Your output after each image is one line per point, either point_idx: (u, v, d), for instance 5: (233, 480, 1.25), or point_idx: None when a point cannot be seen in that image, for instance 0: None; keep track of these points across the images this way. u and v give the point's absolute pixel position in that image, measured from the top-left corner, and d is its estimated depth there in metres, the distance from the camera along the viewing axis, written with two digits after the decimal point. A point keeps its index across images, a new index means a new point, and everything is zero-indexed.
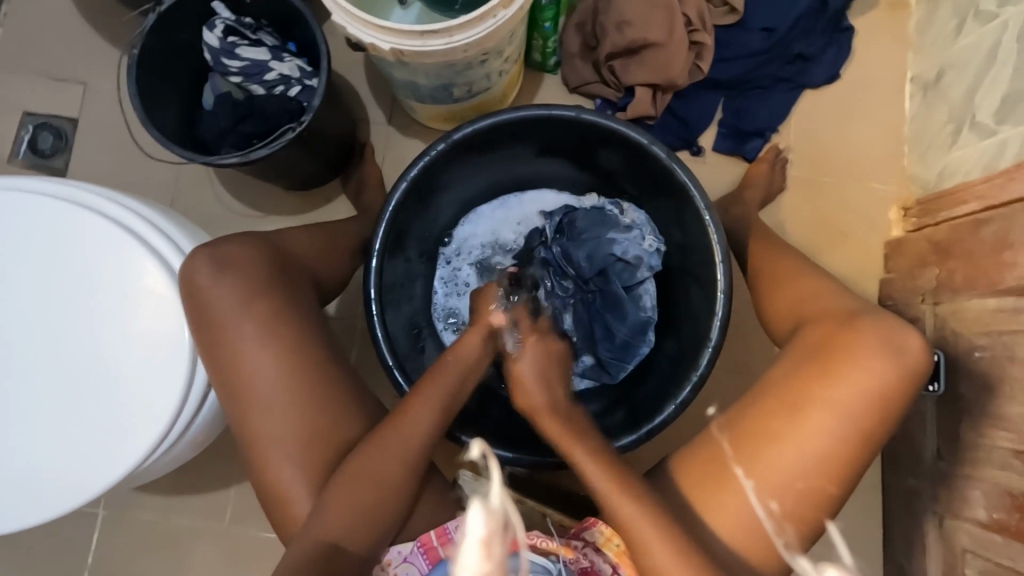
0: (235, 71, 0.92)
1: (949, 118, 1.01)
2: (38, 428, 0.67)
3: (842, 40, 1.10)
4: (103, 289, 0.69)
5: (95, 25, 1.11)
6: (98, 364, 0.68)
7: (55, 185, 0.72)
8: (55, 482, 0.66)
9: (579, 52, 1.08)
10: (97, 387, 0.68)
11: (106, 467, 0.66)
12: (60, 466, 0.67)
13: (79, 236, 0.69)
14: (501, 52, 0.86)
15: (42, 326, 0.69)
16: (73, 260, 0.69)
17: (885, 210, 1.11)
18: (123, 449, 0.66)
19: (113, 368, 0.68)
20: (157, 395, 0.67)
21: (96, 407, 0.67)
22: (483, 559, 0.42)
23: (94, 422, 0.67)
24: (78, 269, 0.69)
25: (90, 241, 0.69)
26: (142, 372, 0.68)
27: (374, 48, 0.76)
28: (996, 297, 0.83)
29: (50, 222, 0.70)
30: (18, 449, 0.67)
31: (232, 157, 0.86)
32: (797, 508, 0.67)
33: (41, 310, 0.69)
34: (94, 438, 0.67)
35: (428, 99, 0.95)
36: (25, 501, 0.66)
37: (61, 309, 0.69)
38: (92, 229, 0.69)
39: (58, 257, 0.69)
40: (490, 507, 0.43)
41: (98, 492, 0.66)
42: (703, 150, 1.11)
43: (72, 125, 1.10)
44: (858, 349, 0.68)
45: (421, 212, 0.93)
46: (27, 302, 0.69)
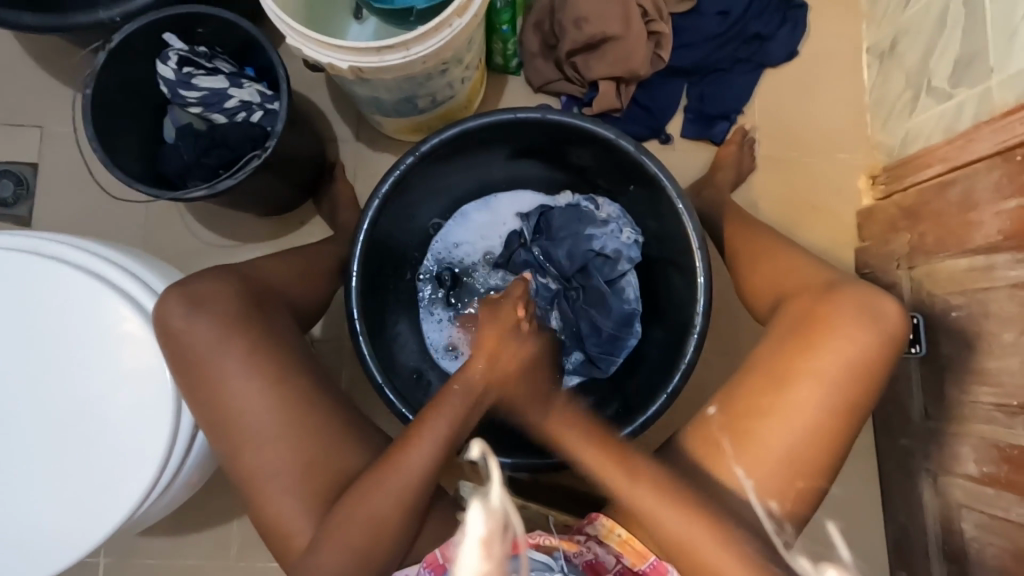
0: (194, 102, 0.90)
1: (907, 85, 1.03)
2: (26, 487, 0.66)
3: (797, 17, 1.12)
4: (78, 339, 0.67)
5: (45, 66, 1.09)
6: (81, 416, 0.67)
7: (19, 237, 0.71)
8: (47, 540, 0.65)
9: (540, 52, 1.08)
10: (82, 439, 0.66)
11: (101, 518, 0.65)
12: (52, 523, 0.65)
13: (48, 288, 0.68)
14: (460, 60, 0.86)
15: (19, 383, 0.67)
16: (45, 311, 0.68)
17: (854, 180, 1.12)
18: (115, 498, 0.65)
19: (97, 418, 0.67)
20: (144, 441, 0.66)
21: (82, 460, 0.66)
22: (483, 559, 0.47)
23: (81, 474, 0.66)
24: (50, 322, 0.68)
25: (60, 292, 0.68)
26: (127, 419, 0.67)
27: (332, 67, 0.75)
28: (967, 257, 0.85)
29: (16, 277, 0.68)
30: (7, 510, 0.66)
31: (199, 190, 0.85)
32: (793, 498, 0.68)
33: (15, 367, 0.67)
34: (83, 491, 0.66)
35: (392, 113, 0.95)
36: (20, 561, 0.65)
37: (36, 362, 0.67)
38: (62, 279, 0.68)
39: (27, 310, 0.68)
40: (490, 507, 0.48)
41: (93, 545, 0.65)
42: (672, 138, 1.12)
43: (32, 171, 1.08)
44: (838, 321, 0.70)
45: (396, 226, 0.92)
46: (2, 359, 0.68)
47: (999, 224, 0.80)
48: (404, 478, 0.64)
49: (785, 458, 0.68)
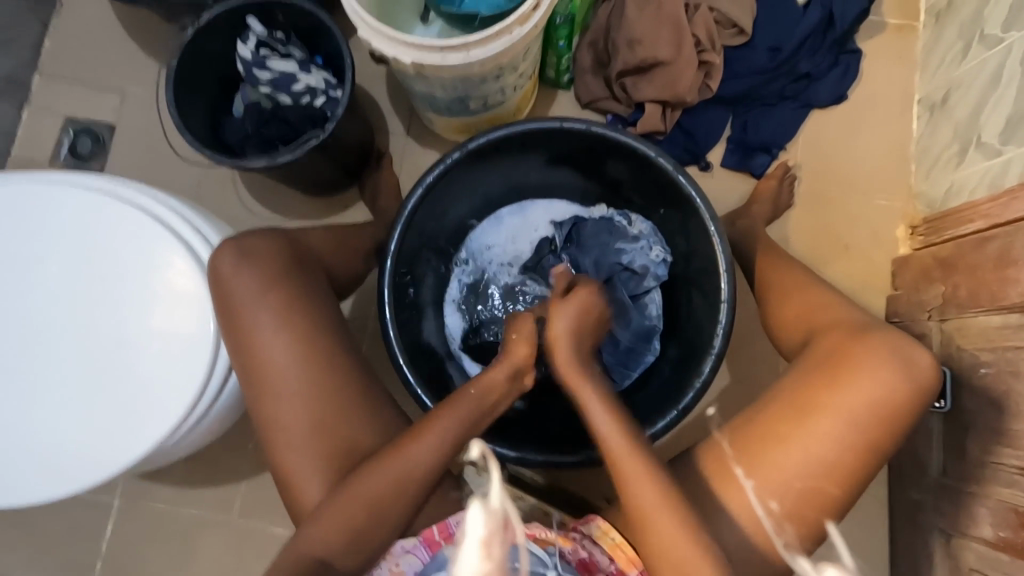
0: (264, 81, 0.97)
1: (955, 138, 1.03)
2: (67, 406, 0.71)
3: (849, 61, 1.13)
4: (136, 279, 0.73)
5: (135, 37, 1.19)
6: (126, 348, 0.72)
7: (96, 181, 0.77)
8: (76, 460, 0.70)
9: (591, 70, 1.12)
10: (125, 369, 0.71)
11: (131, 444, 0.69)
12: (86, 442, 0.70)
13: (115, 229, 0.74)
14: (515, 67, 0.91)
15: (76, 310, 0.73)
16: (108, 248, 0.74)
17: (892, 227, 1.12)
18: (146, 428, 0.70)
19: (142, 354, 0.71)
20: (180, 381, 0.70)
21: (121, 389, 0.71)
22: (483, 557, 0.47)
23: (118, 403, 0.71)
24: (113, 258, 0.73)
25: (126, 235, 0.74)
26: (168, 356, 0.71)
27: (395, 60, 0.80)
28: (1000, 313, 0.84)
29: (87, 213, 0.74)
30: (49, 424, 0.71)
31: (258, 161, 0.90)
32: (793, 498, 0.67)
33: (76, 297, 0.73)
34: (117, 418, 0.70)
35: (444, 111, 1.00)
36: (51, 474, 0.70)
37: (94, 295, 0.73)
38: (129, 221, 0.74)
39: (93, 245, 0.74)
40: (490, 509, 0.48)
41: (117, 471, 0.69)
42: (711, 165, 1.14)
43: (109, 130, 1.17)
44: (866, 364, 0.69)
45: (435, 216, 0.96)
46: (65, 288, 0.73)
47: None
48: (413, 449, 0.67)
49: (789, 486, 0.67)
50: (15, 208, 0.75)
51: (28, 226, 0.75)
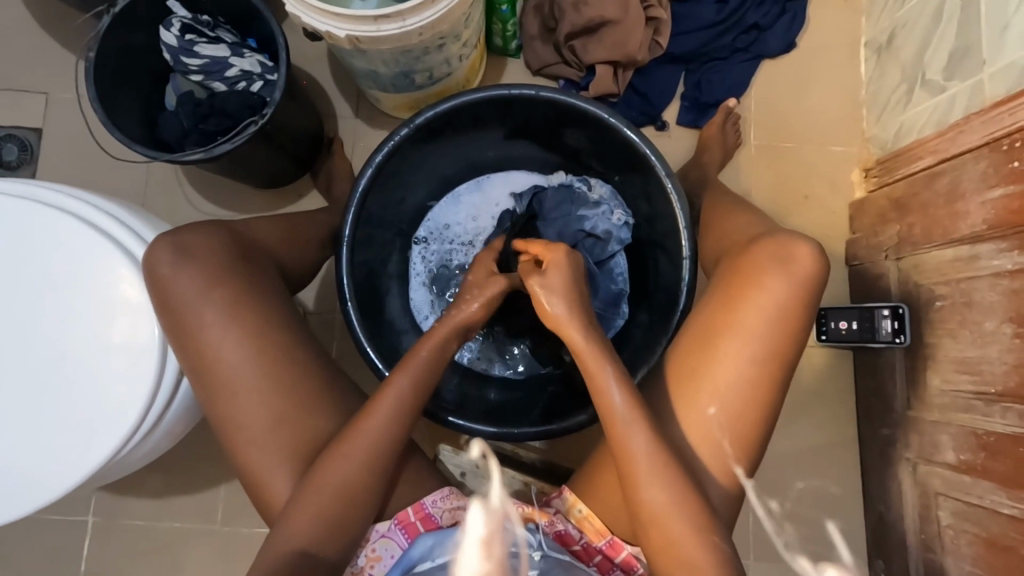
0: (195, 69, 0.91)
1: (902, 78, 1.04)
2: (9, 423, 0.67)
3: (796, 9, 1.12)
4: (70, 285, 0.69)
5: (52, 32, 1.11)
6: (68, 359, 0.68)
7: (15, 186, 0.73)
8: (23, 480, 0.66)
9: (540, 35, 1.09)
10: (68, 380, 0.68)
11: (83, 457, 0.67)
12: (35, 459, 0.67)
13: (41, 235, 0.70)
14: (459, 36, 0.87)
15: (8, 324, 0.69)
16: (36, 255, 0.69)
17: (847, 172, 1.13)
18: (98, 439, 0.67)
19: (86, 364, 0.68)
20: (128, 388, 0.68)
21: (67, 402, 0.68)
22: (483, 557, 0.59)
23: (63, 418, 0.67)
24: (43, 265, 0.69)
25: (55, 240, 0.70)
26: (115, 362, 0.68)
27: (329, 36, 0.76)
28: (952, 247, 0.86)
29: (9, 219, 0.70)
30: None
31: (196, 154, 0.86)
32: (736, 440, 0.67)
33: (5, 309, 0.69)
34: (66, 431, 0.67)
35: (390, 88, 0.96)
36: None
37: (27, 305, 0.69)
38: (56, 225, 0.70)
39: (19, 254, 0.69)
40: (489, 511, 0.63)
41: (68, 487, 0.66)
42: (667, 125, 1.13)
43: (36, 136, 1.10)
44: (754, 274, 0.69)
45: (391, 197, 0.94)
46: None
47: (985, 213, 0.80)
48: (387, 430, 0.67)
49: (719, 415, 0.67)
50: None
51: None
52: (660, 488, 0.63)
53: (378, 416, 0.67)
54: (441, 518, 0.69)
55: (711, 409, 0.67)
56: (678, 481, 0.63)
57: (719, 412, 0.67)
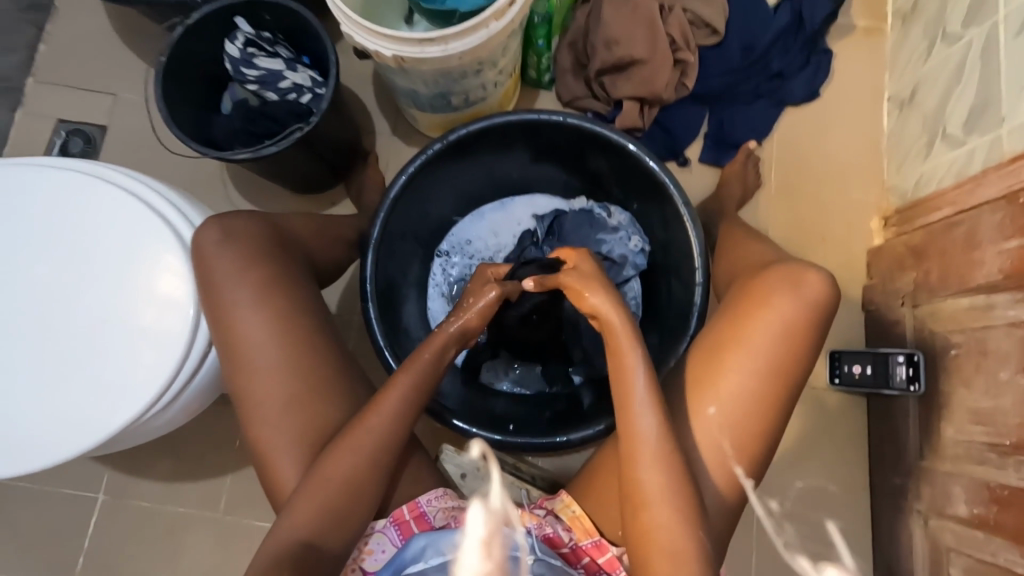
0: (252, 79, 0.99)
1: (923, 131, 1.07)
2: (44, 379, 0.72)
3: (821, 60, 1.17)
4: (117, 256, 0.74)
5: (127, 41, 1.22)
6: (107, 324, 0.73)
7: (80, 164, 0.79)
8: (47, 435, 0.70)
9: (571, 69, 1.15)
10: (104, 343, 0.72)
11: (107, 418, 0.70)
12: (63, 415, 0.70)
13: (97, 208, 0.75)
14: (495, 63, 0.94)
15: (57, 287, 0.74)
16: (89, 228, 0.75)
17: (867, 219, 1.15)
18: (124, 401, 0.70)
19: (121, 331, 0.73)
20: (156, 357, 0.72)
21: (100, 364, 0.72)
22: (483, 557, 0.58)
23: (95, 378, 0.71)
24: (94, 235, 0.75)
25: (108, 214, 0.75)
26: (149, 330, 0.73)
27: (377, 54, 0.83)
28: (968, 295, 0.86)
29: (71, 192, 0.76)
30: (24, 398, 0.71)
31: (244, 154, 0.92)
32: (734, 454, 0.68)
33: (56, 273, 0.74)
34: (95, 391, 0.71)
35: (427, 108, 1.03)
36: (25, 448, 0.70)
37: (75, 270, 0.74)
38: (113, 201, 0.75)
39: (75, 224, 0.75)
40: (490, 509, 0.62)
41: (88, 447, 0.70)
42: (689, 161, 1.17)
43: (100, 132, 1.20)
44: (763, 295, 0.71)
45: (418, 208, 0.99)
46: (46, 264, 0.74)
47: (1000, 262, 0.81)
48: (393, 421, 0.69)
49: (722, 429, 0.68)
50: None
51: (7, 205, 0.76)
52: (657, 493, 0.63)
53: (389, 406, 0.69)
54: (434, 517, 0.70)
55: (710, 408, 0.69)
56: (676, 487, 0.63)
57: (718, 411, 0.69)
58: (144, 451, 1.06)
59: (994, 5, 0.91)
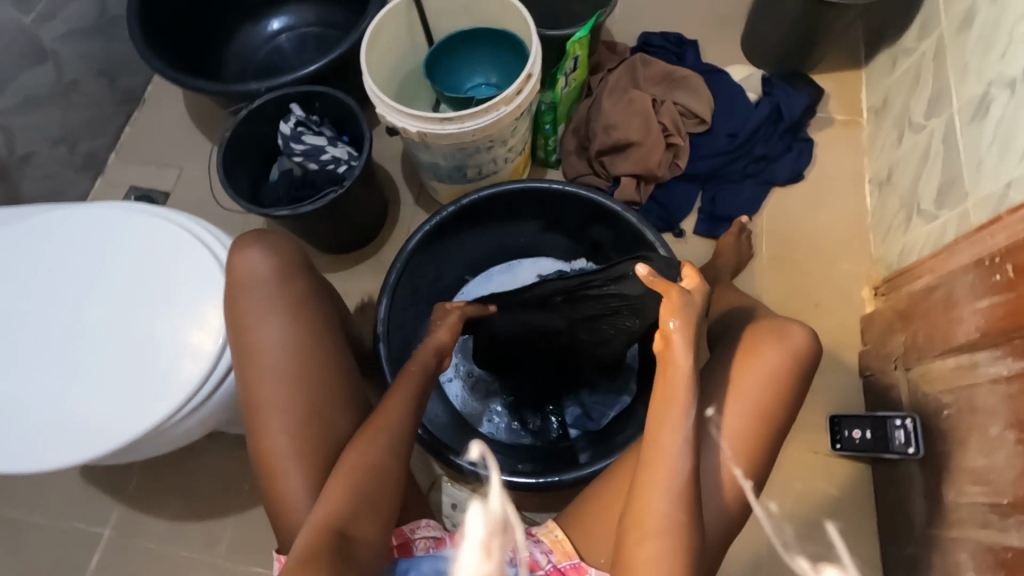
0: (298, 153, 1.15)
1: (901, 208, 1.15)
2: (86, 385, 0.80)
3: (802, 146, 1.29)
4: (167, 281, 0.85)
5: (197, 123, 1.44)
6: (148, 339, 0.82)
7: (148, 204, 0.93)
8: (84, 435, 0.77)
9: (575, 151, 1.30)
10: (143, 355, 0.81)
11: (137, 422, 0.78)
12: (99, 417, 0.78)
13: (155, 240, 0.87)
14: (505, 141, 1.08)
15: (111, 305, 0.84)
16: (149, 255, 0.87)
17: (857, 289, 1.20)
18: (154, 408, 0.78)
19: (163, 344, 0.82)
20: (187, 370, 0.80)
21: (138, 373, 0.80)
22: (484, 558, 0.62)
23: (131, 386, 0.80)
24: (150, 262, 0.86)
25: (165, 246, 0.87)
26: (184, 345, 0.81)
27: (404, 130, 0.98)
28: (952, 354, 0.89)
29: (135, 226, 0.88)
30: (66, 401, 0.79)
31: (284, 211, 1.06)
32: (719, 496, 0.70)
33: (111, 293, 0.85)
34: (130, 397, 0.79)
35: (446, 179, 1.17)
36: (60, 446, 0.77)
37: (128, 292, 0.85)
38: (170, 234, 0.88)
39: (135, 252, 0.87)
40: (488, 512, 0.66)
41: (119, 446, 0.77)
42: (684, 233, 1.27)
43: (163, 196, 1.38)
44: (750, 345, 0.76)
45: (432, 265, 1.10)
46: (104, 286, 0.85)
47: (976, 321, 0.84)
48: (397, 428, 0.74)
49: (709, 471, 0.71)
50: (76, 221, 0.89)
51: (82, 236, 0.88)
52: (652, 527, 0.64)
53: (384, 410, 0.76)
54: (417, 545, 0.74)
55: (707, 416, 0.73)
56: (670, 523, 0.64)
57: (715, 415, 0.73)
58: (154, 488, 1.10)
59: (949, 99, 1.04)
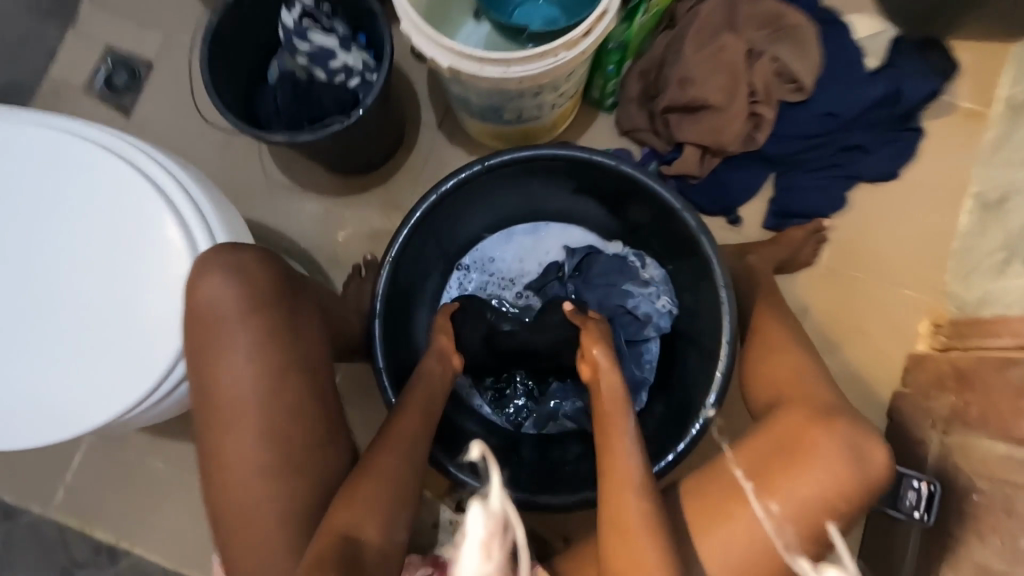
0: (303, 53, 0.94)
1: (1002, 244, 0.97)
2: (35, 362, 0.71)
3: (908, 139, 1.07)
4: (126, 246, 0.72)
5: None
6: (102, 318, 0.71)
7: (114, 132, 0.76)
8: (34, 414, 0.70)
9: (637, 99, 1.06)
10: (98, 337, 0.71)
11: (91, 413, 0.70)
12: (51, 401, 0.70)
13: (109, 191, 0.72)
14: (557, 88, 0.86)
15: (60, 267, 0.72)
16: (110, 207, 0.72)
17: (914, 321, 1.06)
18: (110, 400, 0.70)
19: (123, 325, 0.70)
20: (147, 362, 0.70)
21: (91, 356, 0.70)
22: (483, 559, 0.53)
23: (84, 371, 0.70)
24: (102, 220, 0.72)
25: (121, 199, 0.72)
26: (143, 333, 0.71)
27: (434, 61, 0.77)
28: (1007, 444, 0.79)
29: (86, 169, 0.73)
30: (14, 375, 0.71)
31: (279, 137, 0.87)
32: None
33: (58, 253, 0.72)
34: (84, 384, 0.70)
35: (478, 116, 0.96)
36: (12, 427, 0.70)
37: (79, 257, 0.72)
38: (127, 187, 0.72)
39: (84, 206, 0.72)
40: (489, 509, 0.54)
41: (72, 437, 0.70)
42: (741, 221, 1.09)
43: (146, 68, 1.17)
44: (819, 450, 0.64)
45: (446, 224, 0.95)
46: (50, 240, 0.72)
47: None
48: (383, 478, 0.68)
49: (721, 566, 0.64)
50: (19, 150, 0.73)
51: (24, 172, 0.73)
52: None
53: (375, 457, 0.70)
54: None
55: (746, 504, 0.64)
56: None
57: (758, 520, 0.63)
58: None
59: None
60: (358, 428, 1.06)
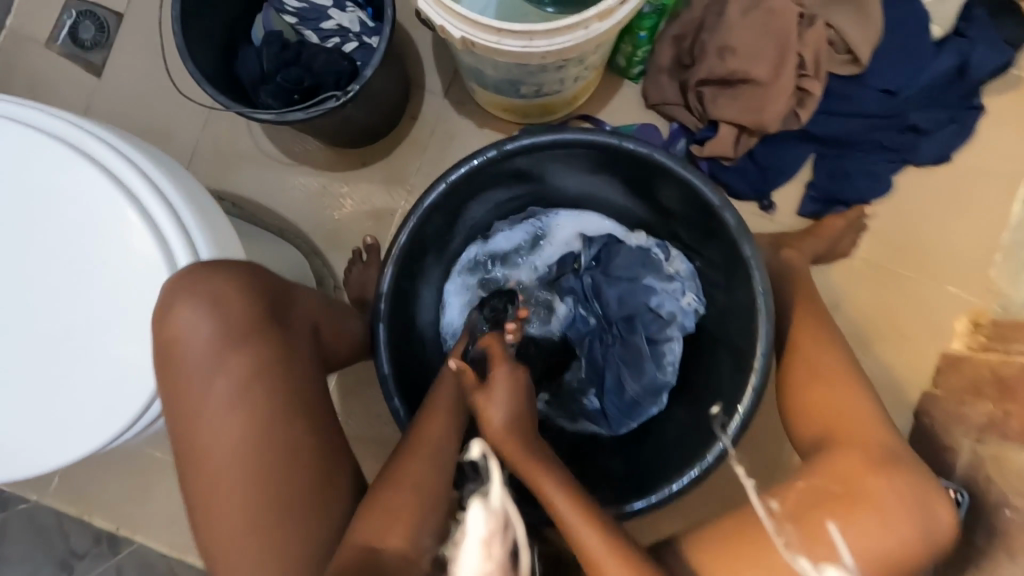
0: (291, 10, 0.86)
1: None
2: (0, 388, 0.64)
3: (968, 120, 0.97)
4: (91, 256, 0.63)
5: None
6: (70, 341, 0.63)
7: (98, 125, 0.66)
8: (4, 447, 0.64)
9: (669, 68, 0.96)
10: (66, 361, 0.63)
11: (64, 447, 0.64)
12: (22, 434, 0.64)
13: (71, 190, 0.63)
14: (583, 60, 0.76)
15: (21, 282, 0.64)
16: (87, 218, 0.63)
17: (953, 318, 1.00)
18: (84, 433, 0.63)
19: (101, 354, 0.63)
20: (122, 392, 0.63)
21: (60, 384, 0.63)
22: (484, 558, 0.48)
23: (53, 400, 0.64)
24: (62, 224, 0.63)
25: (83, 199, 0.62)
26: (115, 360, 0.63)
27: (443, 31, 0.66)
28: None
29: (43, 165, 0.63)
30: None
31: (266, 113, 0.77)
32: None
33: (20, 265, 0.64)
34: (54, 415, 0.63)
35: (491, 89, 0.86)
36: None
37: (40, 270, 0.64)
38: (89, 188, 0.62)
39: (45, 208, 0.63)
40: (490, 507, 0.49)
41: (48, 471, 0.64)
42: (775, 207, 1.00)
43: (115, 21, 1.05)
44: (883, 497, 0.62)
45: (456, 211, 0.85)
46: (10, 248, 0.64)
47: None
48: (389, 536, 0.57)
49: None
50: None
51: None
52: None
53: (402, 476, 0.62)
54: None
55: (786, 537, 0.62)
56: None
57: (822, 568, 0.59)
58: None
59: None
60: (360, 419, 1.00)
